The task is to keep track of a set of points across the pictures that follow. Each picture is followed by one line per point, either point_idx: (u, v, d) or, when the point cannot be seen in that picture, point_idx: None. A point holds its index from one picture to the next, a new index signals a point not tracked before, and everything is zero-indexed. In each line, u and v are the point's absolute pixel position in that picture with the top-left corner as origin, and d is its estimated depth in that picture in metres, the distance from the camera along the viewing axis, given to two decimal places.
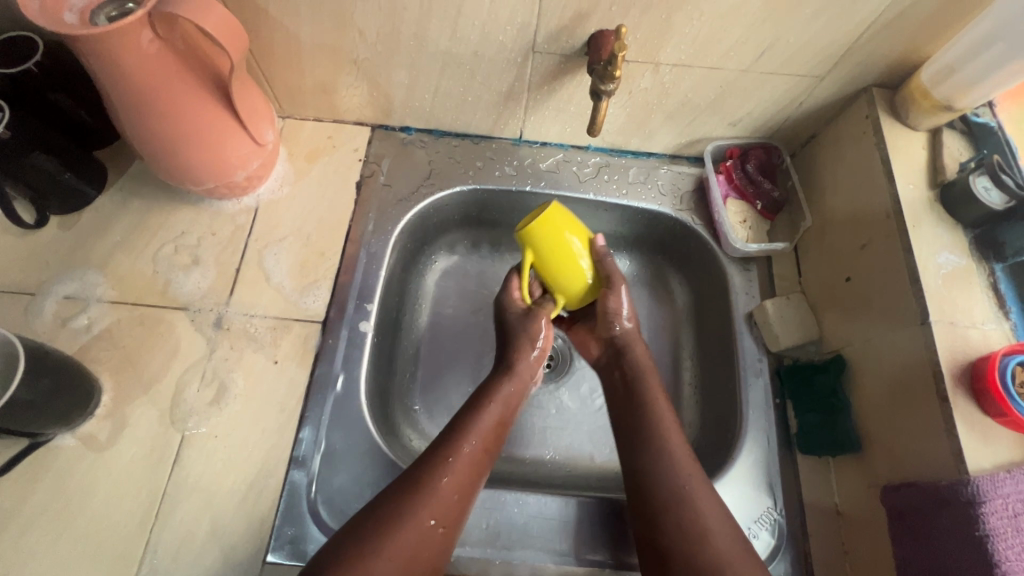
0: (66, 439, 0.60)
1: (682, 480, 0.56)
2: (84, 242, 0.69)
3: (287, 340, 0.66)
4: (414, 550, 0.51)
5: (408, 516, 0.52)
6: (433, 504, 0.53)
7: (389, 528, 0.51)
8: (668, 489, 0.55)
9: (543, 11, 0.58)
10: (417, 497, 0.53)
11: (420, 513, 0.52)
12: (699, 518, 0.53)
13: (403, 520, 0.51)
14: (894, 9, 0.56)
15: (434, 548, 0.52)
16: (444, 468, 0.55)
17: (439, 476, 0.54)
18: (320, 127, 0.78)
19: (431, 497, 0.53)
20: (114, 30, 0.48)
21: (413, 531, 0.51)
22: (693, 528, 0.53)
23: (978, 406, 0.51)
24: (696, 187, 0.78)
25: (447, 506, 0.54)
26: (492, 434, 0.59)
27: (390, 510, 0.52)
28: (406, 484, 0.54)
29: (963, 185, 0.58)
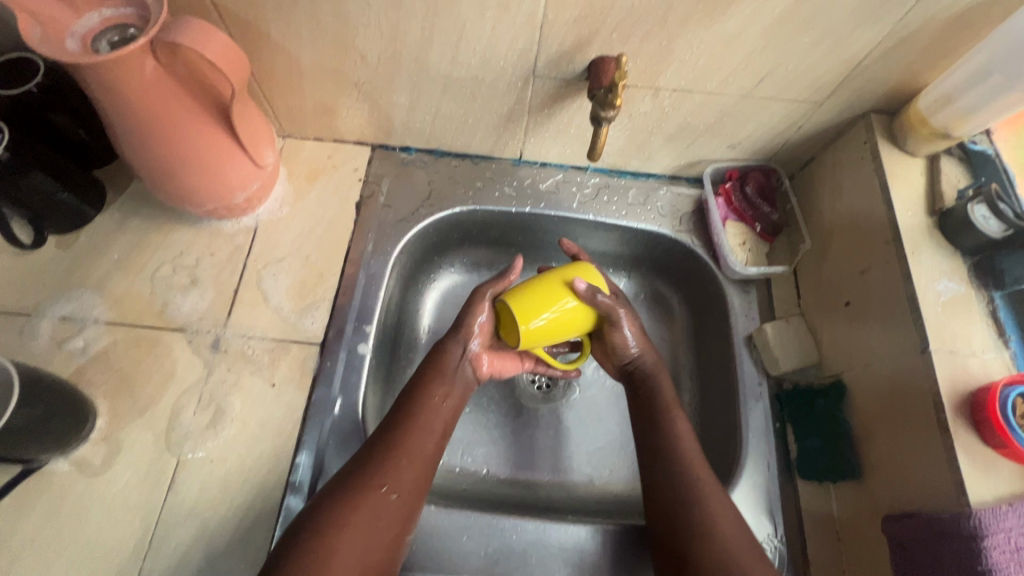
0: (60, 464, 0.59)
1: (693, 478, 0.56)
2: (81, 262, 0.68)
3: (284, 362, 0.66)
4: (372, 517, 0.51)
5: (363, 486, 0.52)
6: (385, 471, 0.53)
7: (344, 497, 0.51)
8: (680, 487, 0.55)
9: (544, 37, 0.58)
10: (366, 467, 0.54)
11: (370, 482, 0.52)
12: (710, 517, 0.53)
13: (357, 489, 0.52)
14: (891, 38, 0.57)
15: (394, 516, 0.52)
16: (397, 439, 0.56)
17: (390, 446, 0.55)
18: (320, 147, 0.78)
19: (381, 466, 0.54)
20: (116, 58, 0.48)
21: (369, 500, 0.52)
22: (703, 527, 0.53)
23: (978, 437, 0.51)
24: (695, 208, 0.78)
25: (398, 473, 0.54)
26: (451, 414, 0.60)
27: (346, 483, 0.52)
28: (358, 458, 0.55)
29: (962, 213, 0.59)
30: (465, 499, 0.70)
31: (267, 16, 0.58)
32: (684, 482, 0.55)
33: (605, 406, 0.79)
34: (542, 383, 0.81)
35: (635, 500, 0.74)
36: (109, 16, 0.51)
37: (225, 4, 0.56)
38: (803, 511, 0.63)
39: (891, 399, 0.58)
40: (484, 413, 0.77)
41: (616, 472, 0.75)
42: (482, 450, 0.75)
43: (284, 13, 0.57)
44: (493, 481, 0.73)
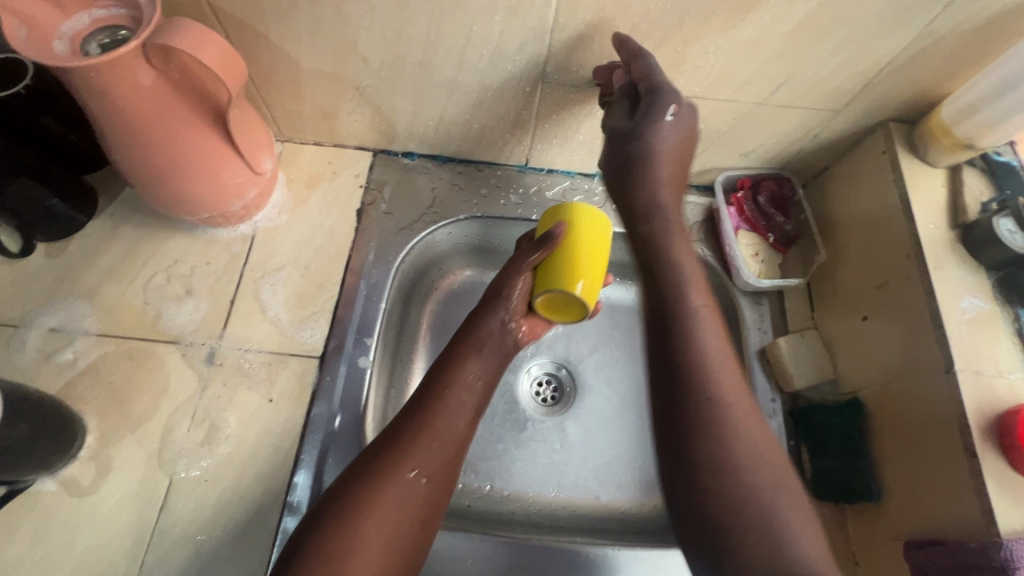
0: (47, 483, 0.57)
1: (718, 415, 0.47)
2: (71, 272, 0.66)
3: (282, 376, 0.63)
4: (400, 507, 0.45)
5: (392, 470, 0.47)
6: (414, 453, 0.48)
7: (369, 483, 0.46)
8: (715, 433, 0.46)
9: (555, 42, 0.56)
10: (394, 446, 0.48)
11: (400, 464, 0.47)
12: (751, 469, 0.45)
13: (384, 472, 0.46)
14: (915, 45, 0.55)
15: (427, 502, 0.47)
16: (425, 419, 0.50)
17: (420, 428, 0.50)
18: (320, 151, 0.75)
19: (414, 447, 0.48)
20: (106, 61, 0.46)
21: (398, 484, 0.46)
22: (747, 481, 0.44)
23: (1006, 462, 0.50)
24: (706, 217, 0.76)
25: (431, 454, 0.48)
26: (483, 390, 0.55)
27: (370, 467, 0.47)
28: (382, 440, 0.49)
29: (986, 227, 0.57)
30: (467, 518, 0.67)
31: (266, 18, 0.55)
32: (714, 424, 0.47)
33: (611, 420, 0.77)
34: (546, 396, 0.78)
35: (641, 519, 0.72)
36: (100, 16, 0.49)
37: (222, 5, 0.54)
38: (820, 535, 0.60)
39: (912, 419, 0.56)
40: (486, 427, 0.74)
41: (622, 489, 0.73)
42: (485, 465, 0.72)
43: (285, 15, 0.55)
44: (496, 498, 0.71)
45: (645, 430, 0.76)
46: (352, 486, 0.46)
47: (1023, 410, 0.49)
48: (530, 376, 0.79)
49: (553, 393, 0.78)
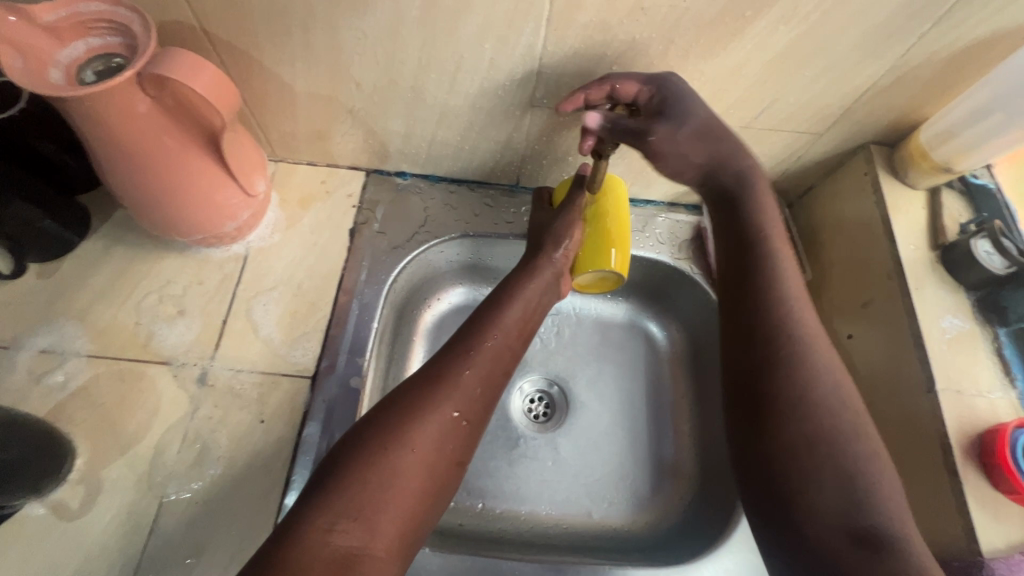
0: (35, 508, 0.56)
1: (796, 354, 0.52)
2: (63, 293, 0.66)
3: (274, 397, 0.64)
4: (438, 441, 0.49)
5: (432, 407, 0.51)
6: (457, 394, 0.52)
7: (413, 415, 0.49)
8: (798, 374, 0.51)
9: (543, 68, 0.58)
10: (438, 385, 0.52)
11: (443, 404, 0.51)
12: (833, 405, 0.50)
13: (426, 407, 0.50)
14: (892, 73, 0.56)
15: (460, 441, 0.51)
16: (466, 363, 0.55)
17: (461, 371, 0.54)
18: (313, 171, 0.76)
19: (451, 390, 0.52)
20: (102, 90, 0.47)
21: (439, 419, 0.50)
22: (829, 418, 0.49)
23: (988, 481, 0.51)
24: (694, 235, 0.78)
25: (469, 399, 0.53)
26: (514, 335, 0.60)
27: (413, 401, 0.51)
28: (427, 376, 0.53)
29: (965, 248, 0.58)
30: (459, 538, 0.67)
31: (260, 44, 0.56)
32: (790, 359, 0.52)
33: (603, 436, 0.77)
34: (538, 412, 0.78)
35: (632, 536, 0.72)
36: (95, 45, 0.50)
37: (217, 32, 0.55)
38: None
39: (894, 437, 0.57)
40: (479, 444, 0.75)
41: (614, 505, 0.73)
42: (477, 483, 0.73)
43: (278, 41, 0.56)
44: (488, 516, 0.71)
45: (638, 446, 0.77)
46: (396, 417, 0.49)
47: (1003, 429, 0.50)
48: (522, 393, 0.79)
49: (545, 409, 0.79)
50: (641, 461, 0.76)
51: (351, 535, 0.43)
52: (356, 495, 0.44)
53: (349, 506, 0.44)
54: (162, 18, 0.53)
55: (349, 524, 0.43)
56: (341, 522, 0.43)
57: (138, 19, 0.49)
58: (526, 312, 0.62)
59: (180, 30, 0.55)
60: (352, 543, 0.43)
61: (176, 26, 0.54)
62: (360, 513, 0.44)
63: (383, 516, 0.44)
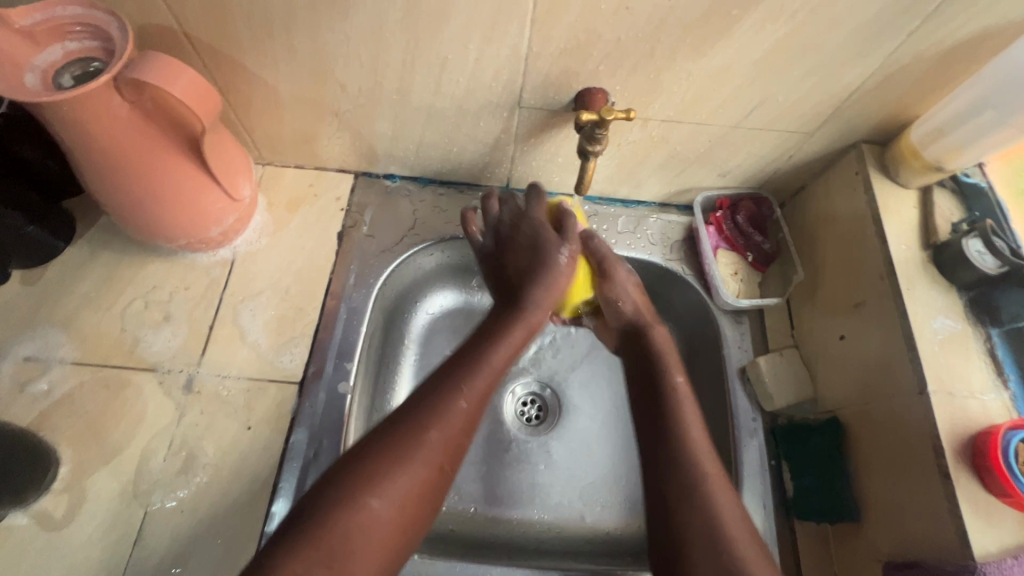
0: (18, 517, 0.56)
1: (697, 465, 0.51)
2: (47, 299, 0.65)
3: (261, 403, 0.63)
4: (422, 484, 0.47)
5: (420, 449, 0.47)
6: (447, 434, 0.49)
7: (397, 463, 0.46)
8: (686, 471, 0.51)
9: (529, 69, 0.57)
10: (428, 426, 0.48)
11: (430, 449, 0.48)
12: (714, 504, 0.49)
13: (415, 450, 0.47)
14: (883, 71, 0.56)
15: (438, 491, 0.48)
16: (460, 400, 0.50)
17: (452, 410, 0.49)
18: (301, 175, 0.75)
19: (443, 428, 0.48)
20: (79, 95, 0.46)
21: (423, 470, 0.47)
22: (707, 517, 0.49)
23: (980, 483, 0.50)
24: (686, 236, 0.76)
25: (457, 439, 0.49)
26: (507, 360, 0.55)
27: (399, 443, 0.47)
28: (419, 412, 0.49)
29: (957, 248, 0.58)
30: (450, 543, 0.67)
31: (242, 47, 0.56)
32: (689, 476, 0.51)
33: (596, 440, 0.77)
34: (530, 415, 0.78)
35: (625, 540, 0.71)
36: (73, 49, 0.49)
37: (198, 35, 0.54)
38: (804, 559, 0.60)
39: (886, 437, 0.57)
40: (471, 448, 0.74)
41: (607, 509, 0.73)
42: (469, 488, 0.72)
43: (260, 44, 0.55)
44: (480, 521, 0.70)
45: (631, 448, 0.76)
46: (380, 466, 0.46)
47: (995, 431, 0.50)
48: (514, 396, 0.79)
49: (537, 413, 0.78)
50: (634, 464, 0.75)
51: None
52: (334, 545, 0.43)
53: (323, 558, 0.42)
54: (142, 22, 0.53)
55: (324, 573, 0.42)
56: (316, 571, 0.42)
57: (116, 23, 0.48)
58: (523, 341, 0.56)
59: (161, 33, 0.54)
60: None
61: (156, 29, 0.53)
62: (333, 564, 0.42)
63: (355, 566, 0.43)
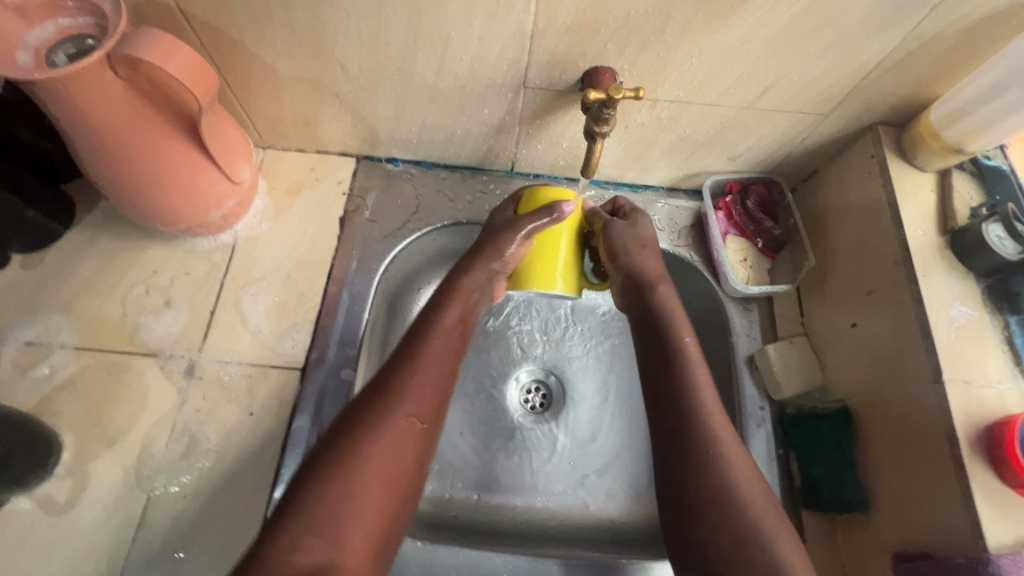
0: (22, 501, 0.55)
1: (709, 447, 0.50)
2: (48, 284, 0.65)
3: (263, 389, 0.62)
4: (394, 448, 0.48)
5: (382, 418, 0.48)
6: (407, 400, 0.50)
7: (363, 431, 0.47)
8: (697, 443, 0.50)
9: (535, 48, 0.55)
10: (384, 402, 0.49)
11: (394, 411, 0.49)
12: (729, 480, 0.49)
13: (375, 421, 0.48)
14: (903, 48, 0.54)
15: (415, 445, 0.49)
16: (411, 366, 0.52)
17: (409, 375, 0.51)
18: (302, 158, 0.74)
19: (402, 394, 0.50)
20: (73, 72, 0.45)
21: (394, 430, 0.48)
22: (720, 488, 0.48)
23: (996, 474, 0.49)
24: (694, 221, 0.74)
25: (421, 402, 0.51)
26: (457, 333, 0.57)
27: (364, 413, 0.49)
28: (376, 389, 0.51)
29: (976, 233, 0.56)
30: (453, 531, 0.67)
31: (239, 25, 0.54)
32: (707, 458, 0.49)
33: (600, 429, 0.76)
34: (534, 402, 0.77)
35: (629, 529, 0.71)
36: (66, 25, 0.48)
37: (195, 13, 0.53)
38: (810, 549, 0.59)
39: (894, 440, 0.56)
40: (474, 436, 0.73)
41: (611, 497, 0.72)
42: (472, 475, 0.71)
43: (259, 22, 0.54)
44: (483, 508, 0.70)
45: (638, 438, 0.75)
46: (342, 447, 0.46)
47: (1012, 421, 0.48)
48: (519, 383, 0.78)
49: (542, 400, 0.77)
50: (640, 454, 0.74)
51: (315, 552, 0.42)
52: (317, 514, 0.43)
53: (311, 526, 0.43)
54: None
55: (314, 541, 0.42)
56: (307, 541, 0.42)
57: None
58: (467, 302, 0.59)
59: (158, 11, 0.53)
60: (317, 560, 0.42)
61: (150, 6, 0.52)
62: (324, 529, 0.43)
63: (349, 525, 0.44)
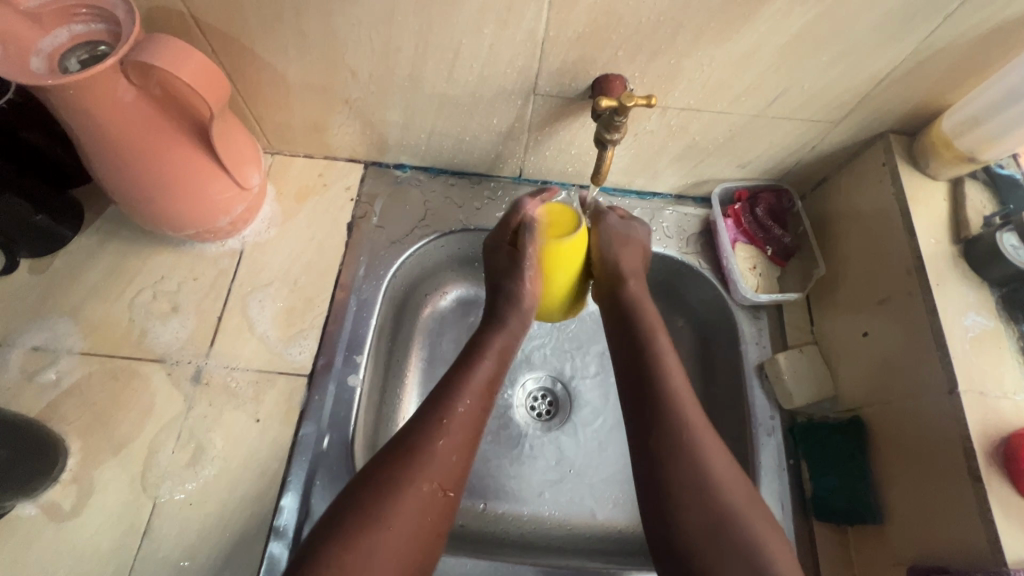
0: (27, 508, 0.55)
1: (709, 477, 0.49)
2: (56, 289, 0.64)
3: (270, 396, 0.62)
4: (417, 519, 0.46)
5: (406, 484, 0.46)
6: (432, 466, 0.48)
7: (384, 498, 0.45)
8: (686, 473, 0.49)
9: (546, 55, 0.55)
10: (406, 468, 0.47)
11: (417, 478, 0.47)
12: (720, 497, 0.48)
13: (397, 488, 0.46)
14: (915, 56, 0.53)
15: (437, 514, 0.47)
16: (439, 430, 0.50)
17: (435, 439, 0.49)
18: (310, 164, 0.74)
19: (427, 459, 0.48)
20: (85, 78, 0.45)
21: (416, 499, 0.46)
22: (712, 509, 0.47)
23: (1014, 487, 0.48)
24: (702, 229, 0.74)
25: (447, 468, 0.49)
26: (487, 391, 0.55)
27: (385, 480, 0.46)
28: (401, 450, 0.48)
29: (990, 242, 0.55)
30: (459, 539, 0.66)
31: (250, 32, 0.54)
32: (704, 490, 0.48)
33: (608, 437, 0.75)
34: (541, 410, 0.76)
35: (637, 538, 0.70)
36: (79, 32, 0.48)
37: (206, 19, 0.53)
38: (823, 562, 0.59)
39: (910, 454, 0.55)
40: (481, 444, 0.73)
41: (619, 506, 0.71)
42: (480, 483, 0.71)
43: (270, 28, 0.54)
44: (490, 517, 0.69)
45: None
46: (359, 516, 0.44)
47: None
48: (525, 390, 0.77)
49: (549, 407, 0.77)
50: None
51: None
52: None
53: None
54: (149, 5, 0.51)
55: None
56: None
57: (122, 4, 0.47)
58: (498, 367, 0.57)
59: (169, 17, 0.53)
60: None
61: (162, 13, 0.52)
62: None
63: None
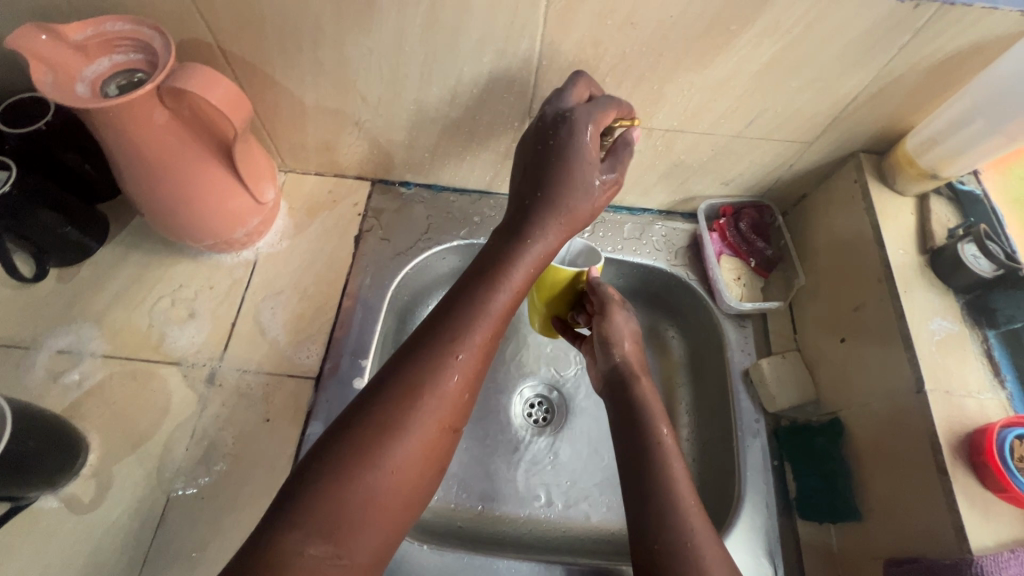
0: (49, 501, 0.58)
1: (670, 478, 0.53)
2: (81, 297, 0.69)
3: (279, 397, 0.66)
4: (415, 457, 0.48)
5: (409, 421, 0.49)
6: (435, 405, 0.50)
7: (388, 435, 0.48)
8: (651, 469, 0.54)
9: (540, 81, 0.60)
10: (406, 406, 0.49)
11: (422, 419, 0.49)
12: (667, 469, 0.54)
13: (397, 424, 0.48)
14: (876, 83, 0.58)
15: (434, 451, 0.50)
16: (447, 367, 0.51)
17: (440, 376, 0.51)
18: (321, 181, 0.79)
19: (432, 396, 0.50)
20: (126, 103, 0.50)
21: (419, 436, 0.49)
22: (659, 477, 0.53)
23: (978, 479, 0.51)
24: (689, 242, 0.78)
25: (450, 408, 0.51)
26: (499, 323, 0.55)
27: (387, 418, 0.48)
28: (406, 385, 0.50)
29: (953, 252, 0.60)
30: (458, 538, 0.69)
31: (272, 61, 0.60)
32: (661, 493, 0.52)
33: (601, 442, 0.78)
34: (537, 417, 0.79)
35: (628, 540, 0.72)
36: (119, 61, 0.54)
37: (231, 49, 0.58)
38: (805, 559, 0.61)
39: (885, 448, 0.58)
40: (478, 448, 0.76)
41: (612, 510, 0.74)
42: (476, 485, 0.74)
43: (289, 57, 0.59)
44: (486, 518, 0.72)
45: None
46: (358, 449, 0.46)
47: (990, 428, 0.51)
48: (522, 397, 0.81)
49: (544, 414, 0.80)
50: None
51: (324, 550, 0.43)
52: (327, 515, 0.44)
53: (322, 526, 0.43)
54: (183, 36, 0.57)
55: (324, 540, 0.43)
56: (318, 538, 0.43)
57: (159, 37, 0.52)
58: (512, 299, 0.56)
59: (198, 47, 0.58)
60: (326, 556, 0.43)
61: (193, 44, 0.58)
62: (335, 531, 0.43)
63: (360, 526, 0.45)
